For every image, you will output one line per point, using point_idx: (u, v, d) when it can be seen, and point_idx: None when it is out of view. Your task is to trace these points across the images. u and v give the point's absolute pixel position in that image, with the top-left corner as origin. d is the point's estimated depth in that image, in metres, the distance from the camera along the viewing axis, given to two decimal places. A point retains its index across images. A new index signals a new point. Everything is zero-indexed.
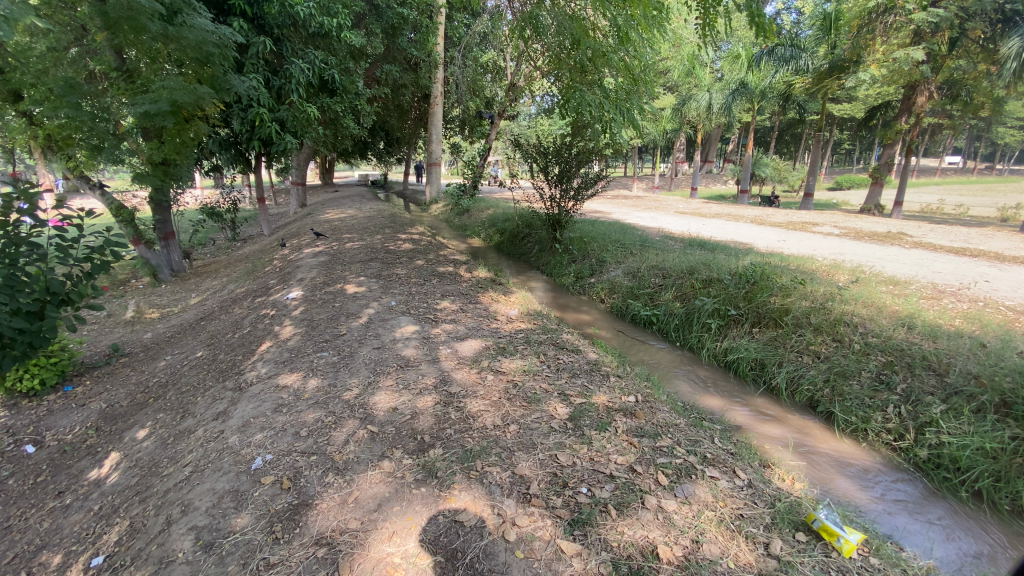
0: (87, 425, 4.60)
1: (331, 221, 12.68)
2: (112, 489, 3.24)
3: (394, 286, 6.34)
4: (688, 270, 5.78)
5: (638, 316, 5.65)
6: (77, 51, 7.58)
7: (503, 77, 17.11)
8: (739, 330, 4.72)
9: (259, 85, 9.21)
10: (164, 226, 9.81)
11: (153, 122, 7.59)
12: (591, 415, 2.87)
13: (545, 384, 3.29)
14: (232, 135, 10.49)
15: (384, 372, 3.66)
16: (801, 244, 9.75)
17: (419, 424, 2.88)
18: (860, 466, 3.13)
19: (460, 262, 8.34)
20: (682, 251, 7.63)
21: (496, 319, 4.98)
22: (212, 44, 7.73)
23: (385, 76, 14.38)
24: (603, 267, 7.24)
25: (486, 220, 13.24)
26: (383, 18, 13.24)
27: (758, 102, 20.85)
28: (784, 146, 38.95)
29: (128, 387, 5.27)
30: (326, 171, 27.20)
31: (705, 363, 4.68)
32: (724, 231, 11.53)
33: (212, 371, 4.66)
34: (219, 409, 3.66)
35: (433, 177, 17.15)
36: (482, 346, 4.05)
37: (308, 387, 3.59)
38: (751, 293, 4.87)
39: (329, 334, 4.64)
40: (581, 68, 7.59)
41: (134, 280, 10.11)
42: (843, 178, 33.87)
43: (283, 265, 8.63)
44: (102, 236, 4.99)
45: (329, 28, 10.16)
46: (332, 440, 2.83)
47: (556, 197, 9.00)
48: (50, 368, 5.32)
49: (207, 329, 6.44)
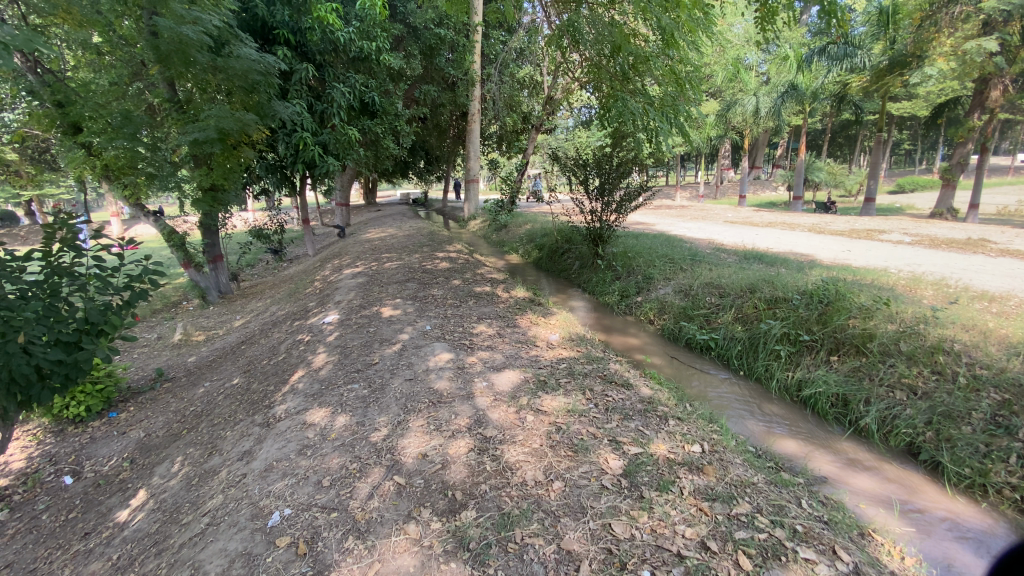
0: (123, 456, 4.53)
1: (371, 240, 12.75)
2: (132, 536, 3.06)
3: (430, 309, 6.11)
4: (749, 288, 5.24)
5: (694, 340, 5.14)
6: (136, 86, 7.95)
7: (540, 91, 16.99)
8: (814, 359, 4.16)
9: (302, 111, 9.39)
10: (212, 249, 10.04)
11: (200, 149, 7.74)
12: (650, 470, 2.46)
13: (593, 428, 2.89)
14: (277, 159, 10.72)
15: (415, 411, 3.35)
16: (868, 254, 8.94)
17: (450, 476, 2.55)
18: (985, 534, 2.57)
19: (498, 281, 8.05)
20: (736, 265, 7.06)
21: (536, 345, 4.62)
22: (258, 73, 7.90)
23: (424, 96, 14.52)
24: (650, 284, 6.75)
25: (524, 235, 12.95)
26: (420, 40, 13.45)
27: (809, 103, 19.79)
28: (837, 149, 36.92)
29: (166, 415, 5.22)
30: (368, 190, 27.83)
31: (776, 396, 4.15)
32: (779, 241, 10.76)
33: (244, 401, 4.51)
34: (245, 448, 3.46)
35: (471, 194, 17.13)
36: (521, 379, 3.68)
37: (336, 425, 3.32)
38: (825, 315, 4.31)
39: (361, 363, 4.40)
40: (622, 76, 7.25)
41: (184, 302, 10.39)
42: (905, 181, 31.72)
43: (323, 287, 8.62)
44: (141, 266, 4.96)
45: (368, 51, 10.30)
46: (355, 494, 2.54)
47: (598, 210, 8.64)
48: (96, 395, 5.37)
49: (245, 354, 6.38)
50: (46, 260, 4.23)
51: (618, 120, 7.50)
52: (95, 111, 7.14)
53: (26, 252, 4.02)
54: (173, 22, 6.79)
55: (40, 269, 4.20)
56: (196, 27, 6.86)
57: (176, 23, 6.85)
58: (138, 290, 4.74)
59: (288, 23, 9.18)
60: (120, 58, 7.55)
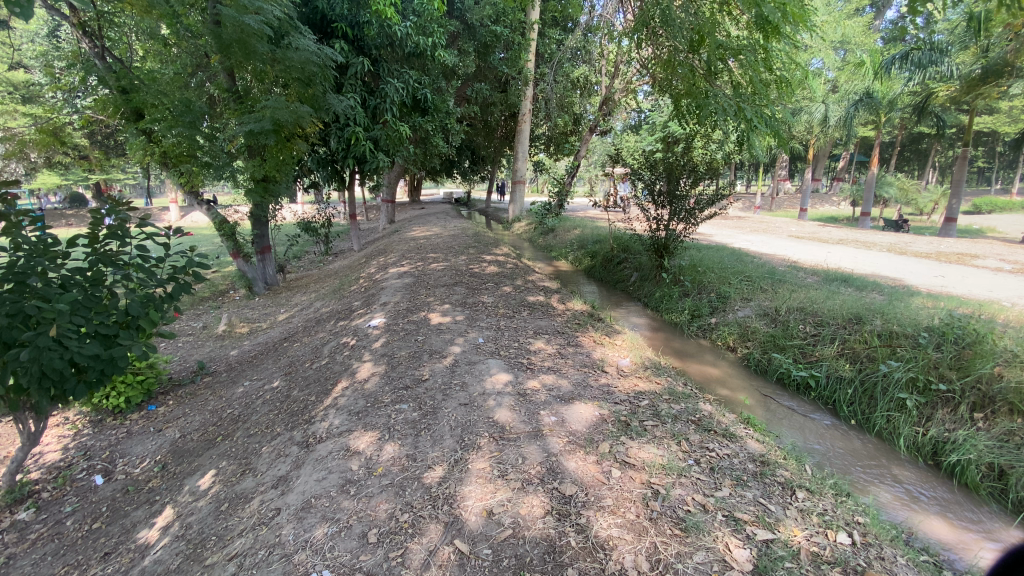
0: (156, 459, 4.25)
1: (417, 239, 12.48)
2: (151, 568, 2.68)
3: (481, 318, 5.63)
4: (856, 319, 4.52)
5: (790, 377, 4.46)
6: (198, 77, 7.87)
7: (593, 93, 16.36)
8: (952, 415, 3.44)
9: (357, 104, 9.11)
10: (261, 240, 9.93)
11: (256, 141, 7.55)
12: (791, 571, 1.89)
13: (701, 497, 2.33)
14: (329, 153, 10.52)
15: (475, 447, 2.85)
16: (969, 281, 7.92)
17: (525, 550, 2.04)
18: None
19: (550, 290, 7.53)
20: (823, 288, 6.32)
21: (605, 371, 4.05)
22: (315, 65, 7.61)
23: (476, 94, 14.15)
24: (725, 304, 6.07)
25: (573, 241, 12.35)
26: (476, 37, 13.04)
27: (885, 113, 18.31)
28: (906, 164, 34.51)
29: (204, 415, 4.95)
30: (414, 188, 27.90)
31: (904, 456, 3.43)
32: (859, 262, 9.79)
33: (283, 411, 4.12)
34: (281, 472, 3.06)
35: (518, 195, 16.77)
36: (598, 417, 3.13)
37: (383, 457, 2.86)
38: (964, 361, 3.57)
39: (410, 378, 3.94)
40: (704, 74, 6.52)
41: (232, 291, 10.36)
42: (981, 202, 29.09)
43: (370, 285, 8.31)
44: (186, 257, 4.67)
45: (424, 47, 9.93)
46: (408, 559, 2.06)
47: (664, 219, 7.92)
48: (136, 386, 5.17)
49: (288, 353, 6.07)
50: (91, 247, 3.99)
51: (696, 120, 6.82)
52: (157, 97, 7.03)
53: (69, 237, 3.75)
54: (236, 11, 6.59)
55: (85, 257, 3.96)
56: (258, 16, 6.63)
57: (238, 12, 6.65)
58: (182, 283, 4.43)
59: (346, 16, 8.96)
60: (184, 49, 7.45)
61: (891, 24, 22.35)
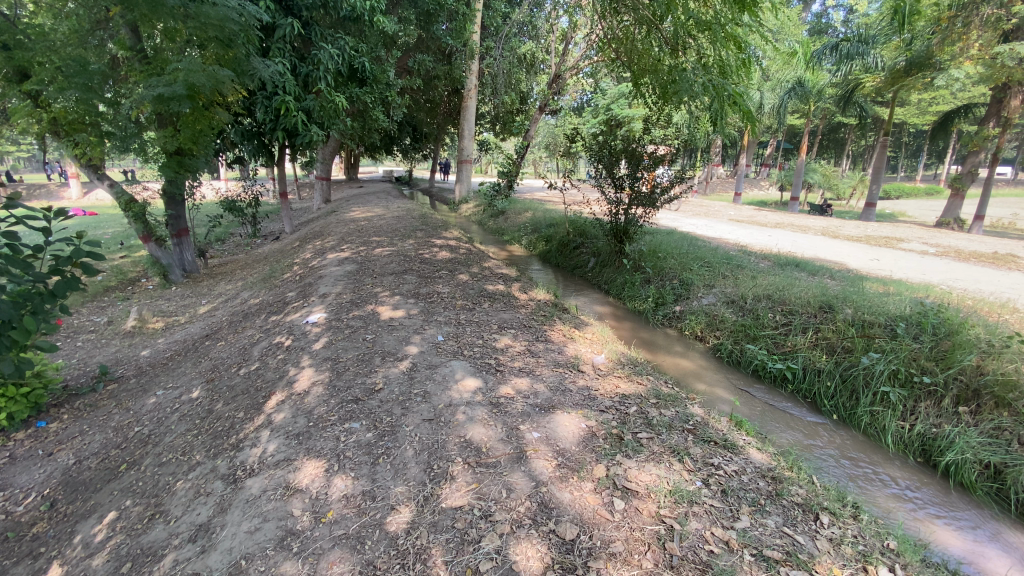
0: (42, 494, 3.37)
1: (358, 220, 11.56)
2: None
3: (438, 311, 5.08)
4: (825, 308, 4.44)
5: (766, 369, 4.33)
6: (98, 36, 6.46)
7: (539, 71, 15.79)
8: (934, 408, 3.40)
9: (286, 70, 8.03)
10: (177, 221, 8.71)
11: (167, 108, 6.41)
12: None
13: (719, 528, 2.03)
14: (255, 124, 9.34)
15: (447, 477, 2.39)
16: (901, 265, 8.28)
17: None
18: None
19: (509, 277, 7.07)
20: (779, 274, 6.30)
21: (582, 371, 3.69)
22: (237, 24, 6.28)
23: (418, 67, 13.11)
24: (690, 291, 5.89)
25: (526, 224, 11.92)
26: (417, 4, 11.97)
27: (814, 102, 19.04)
28: (825, 152, 36.81)
29: (109, 431, 4.02)
30: (351, 165, 26.28)
31: (894, 454, 3.35)
32: (802, 246, 10.06)
33: (207, 431, 3.41)
34: (202, 521, 2.43)
35: (464, 175, 16.12)
36: (586, 429, 2.76)
37: (333, 496, 2.33)
38: (943, 352, 3.53)
39: (361, 388, 3.37)
40: (674, 50, 5.98)
41: (142, 278, 9.06)
42: (891, 188, 31.46)
43: (306, 273, 7.48)
44: (73, 244, 3.60)
45: (361, 10, 8.89)
46: None
47: (624, 203, 7.59)
48: (21, 401, 4.00)
49: (210, 354, 5.22)
50: None
51: (661, 99, 6.42)
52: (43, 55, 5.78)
53: None
54: None
55: None
56: None
57: None
58: (69, 277, 3.44)
59: None
60: (82, 1, 5.98)
61: (818, 17, 23.28)
